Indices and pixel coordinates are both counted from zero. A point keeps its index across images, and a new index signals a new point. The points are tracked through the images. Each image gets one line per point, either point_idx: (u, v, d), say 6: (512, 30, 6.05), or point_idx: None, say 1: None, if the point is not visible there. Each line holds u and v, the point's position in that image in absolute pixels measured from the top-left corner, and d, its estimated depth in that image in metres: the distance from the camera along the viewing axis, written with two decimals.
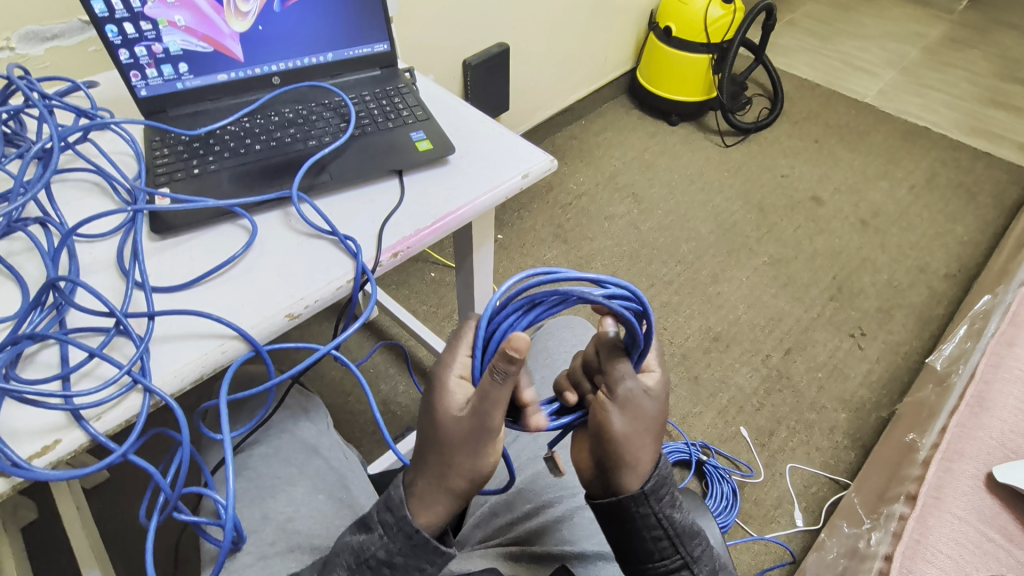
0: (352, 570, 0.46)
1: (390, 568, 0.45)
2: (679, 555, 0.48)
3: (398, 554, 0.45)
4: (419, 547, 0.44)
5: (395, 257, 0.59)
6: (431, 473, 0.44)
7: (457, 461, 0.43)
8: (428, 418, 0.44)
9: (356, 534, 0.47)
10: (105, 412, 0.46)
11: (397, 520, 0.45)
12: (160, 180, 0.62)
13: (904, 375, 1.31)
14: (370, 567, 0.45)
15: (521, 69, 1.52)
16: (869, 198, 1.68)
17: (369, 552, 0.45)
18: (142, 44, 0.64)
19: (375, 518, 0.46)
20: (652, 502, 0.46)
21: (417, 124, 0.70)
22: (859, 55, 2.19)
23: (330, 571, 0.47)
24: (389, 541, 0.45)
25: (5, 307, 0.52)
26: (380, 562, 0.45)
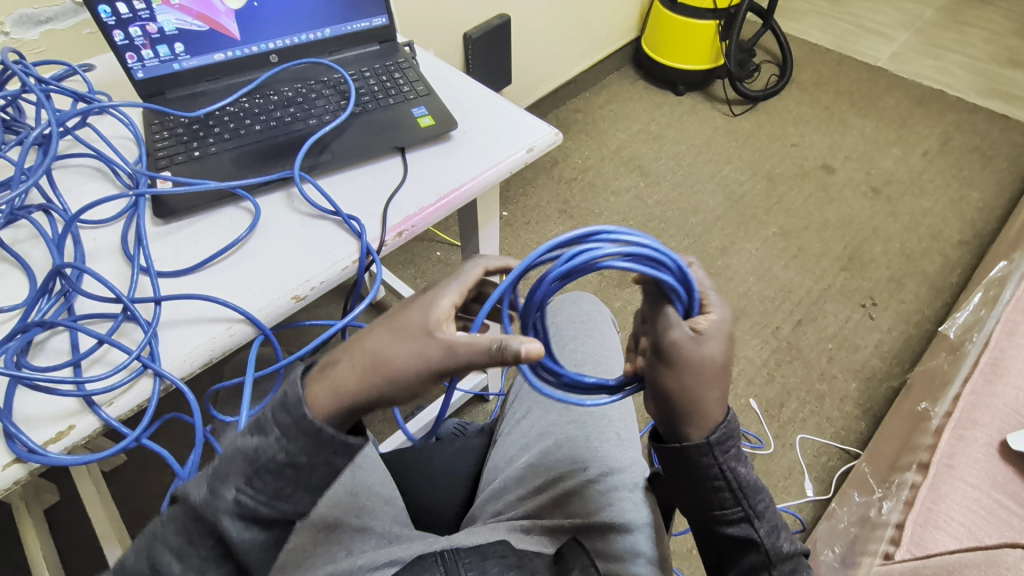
0: (248, 477, 0.41)
1: (296, 469, 0.41)
2: (740, 507, 0.49)
3: (303, 454, 0.41)
4: (326, 445, 0.41)
5: (400, 236, 0.58)
6: (361, 362, 0.40)
7: (388, 368, 0.40)
8: (391, 321, 0.41)
9: (244, 439, 0.41)
10: (117, 397, 0.46)
11: (297, 419, 0.40)
12: (161, 163, 0.61)
13: (916, 345, 1.30)
14: (268, 472, 0.41)
15: (523, 41, 1.48)
16: (881, 165, 1.65)
17: (268, 457, 0.41)
18: (137, 24, 0.63)
19: (269, 420, 0.41)
20: (717, 452, 0.47)
21: (418, 100, 0.68)
22: (871, 17, 2.12)
23: (214, 481, 0.41)
24: (288, 442, 0.41)
25: (14, 295, 0.52)
26: (282, 465, 0.41)
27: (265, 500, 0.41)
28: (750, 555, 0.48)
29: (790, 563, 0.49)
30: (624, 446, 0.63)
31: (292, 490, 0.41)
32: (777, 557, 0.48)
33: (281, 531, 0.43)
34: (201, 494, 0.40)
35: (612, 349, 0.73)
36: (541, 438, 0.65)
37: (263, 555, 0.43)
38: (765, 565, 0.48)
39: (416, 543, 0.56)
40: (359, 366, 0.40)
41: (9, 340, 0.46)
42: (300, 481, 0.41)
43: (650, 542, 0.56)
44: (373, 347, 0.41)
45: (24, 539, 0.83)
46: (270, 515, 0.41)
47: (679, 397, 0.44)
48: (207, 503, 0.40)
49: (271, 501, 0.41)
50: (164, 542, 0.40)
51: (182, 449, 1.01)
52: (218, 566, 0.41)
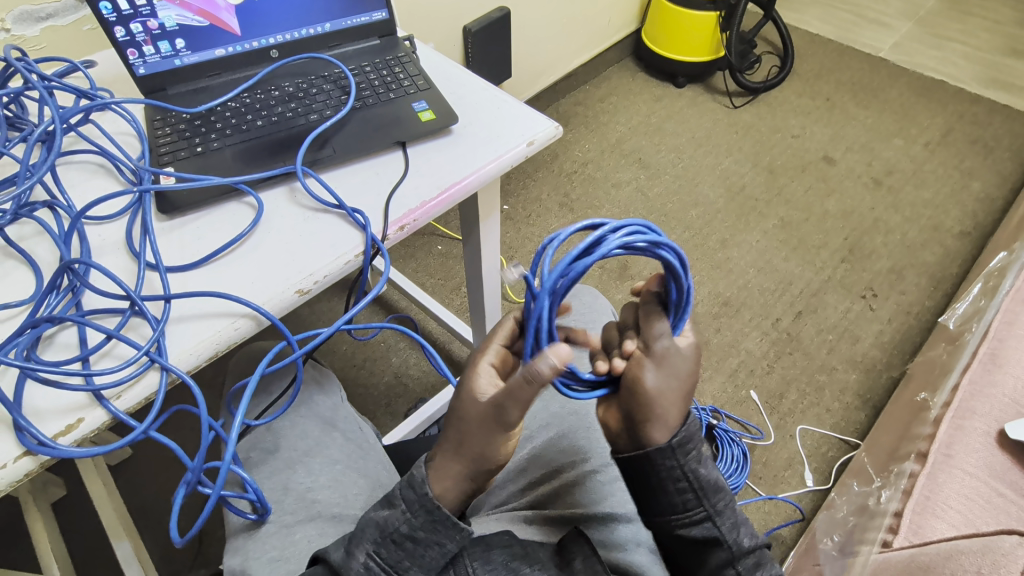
0: (376, 544, 0.45)
1: (413, 543, 0.44)
2: (703, 507, 0.49)
3: (422, 529, 0.44)
4: (440, 523, 0.44)
5: (403, 230, 0.59)
6: (449, 448, 0.45)
7: (476, 444, 0.43)
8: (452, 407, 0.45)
9: (377, 511, 0.46)
10: (125, 390, 0.47)
11: (420, 496, 0.45)
12: (164, 159, 0.62)
13: (916, 335, 1.31)
14: (392, 542, 0.45)
15: (522, 34, 1.48)
16: (882, 156, 1.64)
17: (394, 527, 0.45)
18: (138, 20, 0.63)
19: (397, 495, 0.46)
20: (678, 454, 0.47)
21: (418, 94, 0.69)
22: (873, 6, 2.11)
23: (351, 544, 0.46)
24: (411, 515, 0.45)
25: (20, 291, 0.52)
26: (405, 537, 0.44)
27: (385, 569, 0.44)
28: (715, 554, 0.49)
29: (754, 558, 0.50)
30: None
31: (409, 564, 0.45)
32: (739, 553, 0.49)
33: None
34: (339, 555, 0.46)
35: None
36: (544, 429, 0.65)
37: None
38: (730, 562, 0.49)
39: None
40: (455, 452, 0.44)
41: (19, 335, 0.47)
42: (416, 557, 0.44)
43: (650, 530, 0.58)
44: (457, 435, 0.44)
45: (33, 531, 0.84)
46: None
47: (655, 399, 0.45)
48: (342, 564, 0.45)
49: (389, 573, 0.44)
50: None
51: (187, 444, 1.02)
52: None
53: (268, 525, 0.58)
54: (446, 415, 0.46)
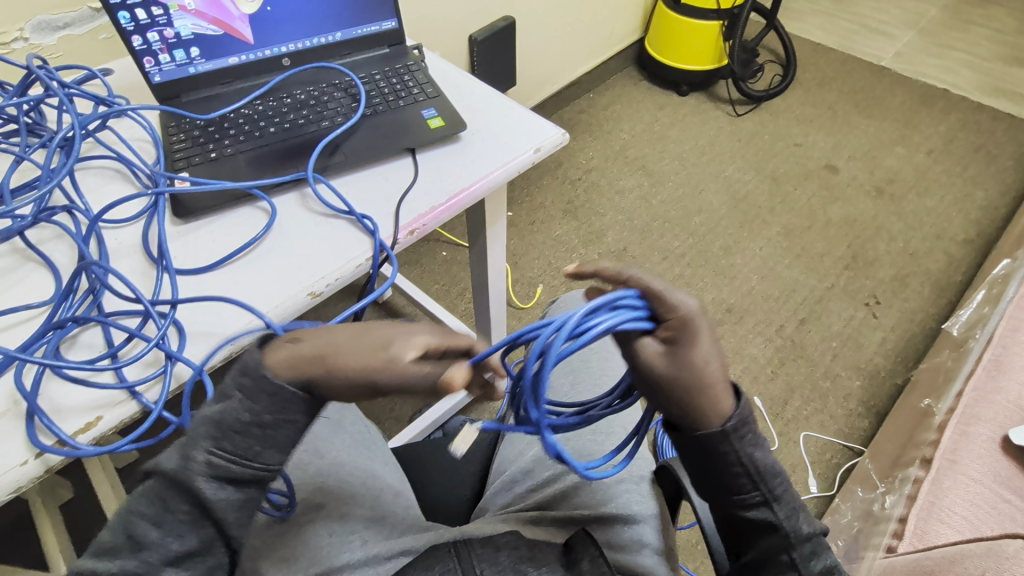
0: (217, 439, 0.43)
1: (261, 427, 0.43)
2: (758, 490, 0.47)
3: (268, 414, 0.43)
4: (288, 402, 0.43)
5: (412, 235, 0.60)
6: (328, 348, 0.42)
7: (351, 363, 0.41)
8: (370, 327, 0.42)
9: (207, 407, 0.43)
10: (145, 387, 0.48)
11: (258, 380, 0.42)
12: (178, 164, 0.63)
13: (919, 343, 1.31)
14: (236, 433, 0.43)
15: (528, 43, 1.50)
16: (885, 165, 1.65)
17: (234, 417, 0.43)
18: (155, 30, 0.65)
19: (231, 384, 0.43)
20: (736, 439, 0.44)
21: (428, 102, 0.70)
22: (875, 16, 2.13)
23: (186, 447, 0.43)
24: (250, 402, 0.42)
25: (40, 293, 0.53)
26: (249, 424, 0.43)
27: (236, 459, 0.43)
28: (767, 538, 0.47)
29: (812, 545, 0.47)
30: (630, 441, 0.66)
31: (261, 449, 0.44)
32: (798, 539, 0.47)
33: (258, 488, 0.45)
34: (175, 461, 0.42)
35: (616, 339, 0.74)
36: None
37: (241, 513, 0.44)
38: (785, 548, 0.46)
39: (430, 533, 0.57)
40: (328, 351, 0.42)
41: (43, 335, 0.48)
42: (268, 440, 0.43)
43: (657, 533, 0.58)
44: (349, 344, 0.41)
45: (42, 533, 0.85)
46: (241, 475, 0.44)
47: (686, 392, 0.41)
48: (180, 469, 0.42)
49: (241, 461, 0.43)
50: (140, 511, 0.42)
51: None
52: (195, 526, 0.43)
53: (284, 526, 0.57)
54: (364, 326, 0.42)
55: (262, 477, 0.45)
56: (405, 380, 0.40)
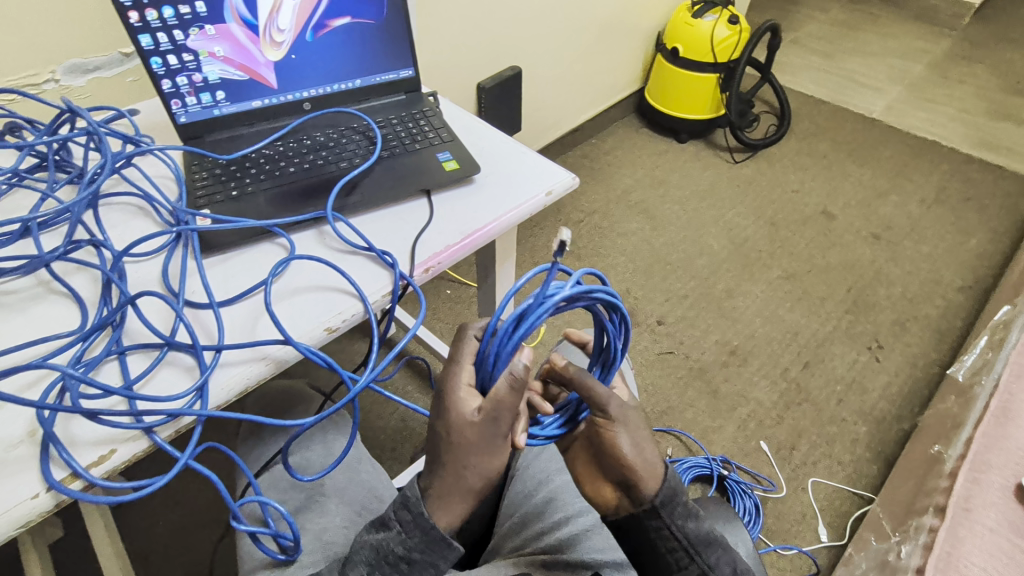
0: (372, 566, 0.48)
1: (409, 564, 0.48)
2: (696, 564, 0.49)
3: (417, 550, 0.48)
4: (434, 542, 0.48)
5: (427, 272, 0.61)
6: (450, 473, 0.47)
7: (473, 462, 0.46)
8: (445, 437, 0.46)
9: (373, 533, 0.50)
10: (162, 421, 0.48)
11: (415, 516, 0.48)
12: (200, 202, 0.64)
13: (924, 388, 1.31)
14: (388, 563, 0.48)
15: (533, 92, 1.56)
16: (881, 211, 1.69)
17: (389, 549, 0.48)
18: (184, 74, 0.68)
19: (391, 516, 0.49)
20: (665, 514, 0.49)
21: (443, 145, 0.73)
22: (864, 71, 2.23)
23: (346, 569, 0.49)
24: (405, 536, 0.48)
25: (58, 325, 0.54)
26: (400, 558, 0.48)
27: None
28: None
29: None
30: None
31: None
32: None
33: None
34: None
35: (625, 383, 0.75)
36: (561, 472, 0.65)
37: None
38: None
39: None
40: (451, 478, 0.47)
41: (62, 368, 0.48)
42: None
43: None
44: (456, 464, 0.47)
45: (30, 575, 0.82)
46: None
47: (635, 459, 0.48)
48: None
49: None
50: None
51: None
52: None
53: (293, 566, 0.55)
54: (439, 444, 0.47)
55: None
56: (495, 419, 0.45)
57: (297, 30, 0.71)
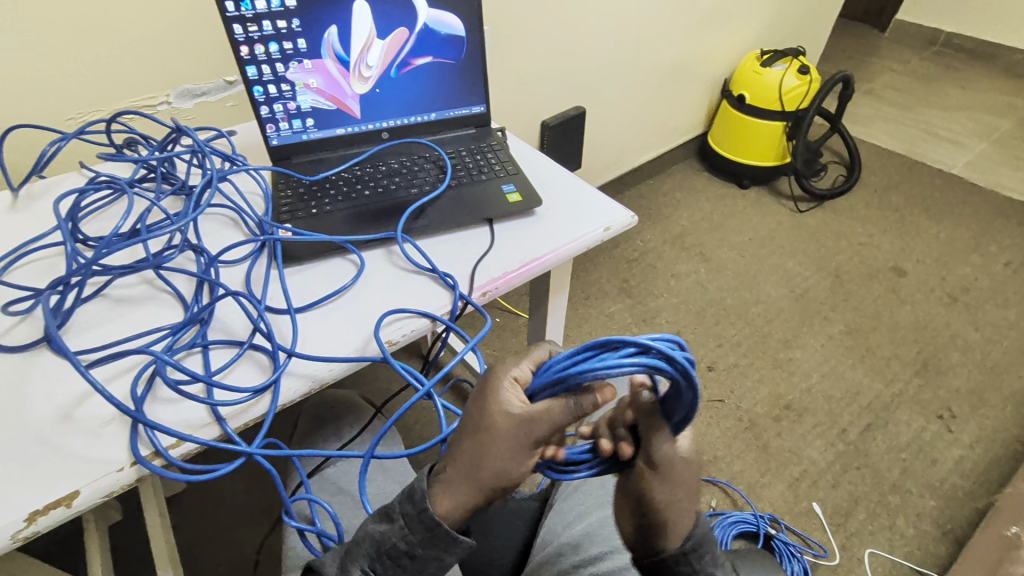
0: (374, 558, 0.47)
1: (411, 558, 0.46)
2: None
3: (420, 546, 0.45)
4: (437, 539, 0.45)
5: (484, 296, 0.64)
6: (458, 465, 0.43)
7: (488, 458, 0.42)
8: (475, 417, 0.43)
9: (374, 522, 0.48)
10: (236, 412, 0.52)
11: (419, 513, 0.45)
12: (283, 217, 0.70)
13: (1002, 466, 1.21)
14: (389, 557, 0.46)
15: (596, 131, 1.60)
16: (958, 272, 1.60)
17: (391, 543, 0.46)
18: (280, 102, 0.75)
19: (395, 509, 0.46)
20: (693, 562, 0.45)
21: (508, 178, 0.76)
22: (944, 126, 2.14)
23: (347, 557, 0.48)
24: (408, 532, 0.45)
25: (153, 319, 0.59)
26: (401, 553, 0.46)
27: None
28: None
29: None
30: None
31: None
32: None
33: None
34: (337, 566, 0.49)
35: None
36: (603, 508, 0.65)
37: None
38: None
39: None
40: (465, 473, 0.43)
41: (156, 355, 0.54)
42: (414, 570, 0.46)
43: None
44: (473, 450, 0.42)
45: (90, 552, 0.88)
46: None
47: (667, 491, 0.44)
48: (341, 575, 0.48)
49: None
50: None
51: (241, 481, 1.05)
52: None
53: None
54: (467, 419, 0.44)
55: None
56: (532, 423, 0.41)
57: (383, 67, 0.77)
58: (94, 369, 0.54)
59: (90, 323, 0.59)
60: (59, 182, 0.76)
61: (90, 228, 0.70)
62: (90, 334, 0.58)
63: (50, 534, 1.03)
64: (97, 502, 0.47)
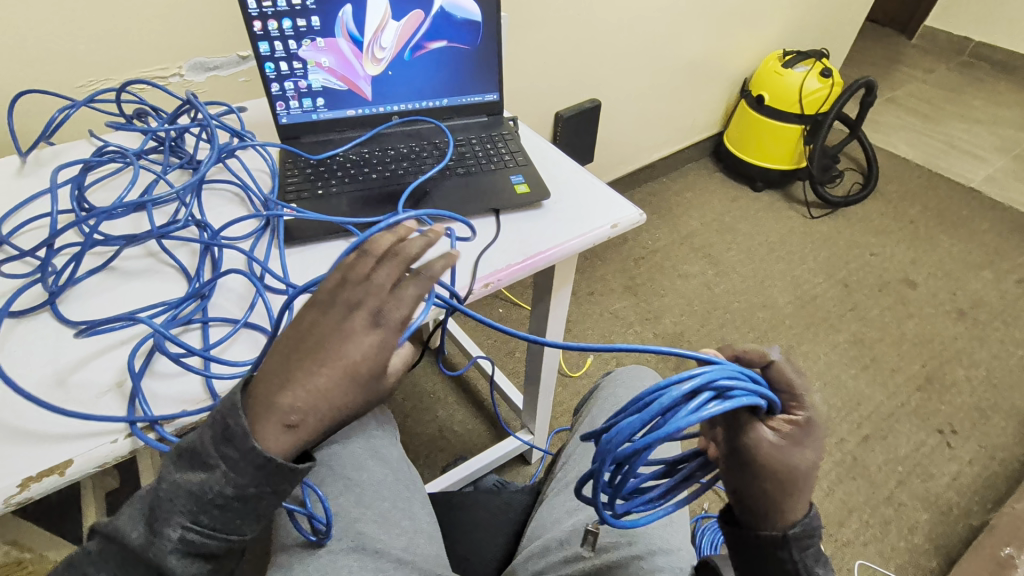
0: (194, 512, 0.40)
1: (242, 502, 0.39)
2: None
3: (252, 486, 0.39)
4: (274, 476, 0.39)
5: (486, 287, 0.63)
6: (310, 406, 0.37)
7: (344, 405, 0.38)
8: (335, 359, 0.37)
9: (186, 471, 0.40)
10: (233, 389, 0.52)
11: (244, 454, 0.38)
12: (289, 196, 0.70)
13: (1000, 484, 1.20)
14: (213, 507, 0.39)
15: (610, 126, 1.58)
16: (970, 287, 1.58)
17: (214, 492, 0.39)
18: (291, 80, 0.74)
19: (212, 453, 0.39)
20: (796, 550, 0.42)
21: (517, 169, 0.75)
22: (966, 138, 2.10)
23: (159, 517, 0.40)
24: (233, 475, 0.39)
25: (153, 291, 0.59)
26: (230, 499, 0.39)
27: (211, 533, 0.40)
28: None
29: None
30: (674, 529, 0.60)
31: (241, 522, 0.41)
32: None
33: (227, 555, 0.43)
34: (148, 530, 0.40)
35: None
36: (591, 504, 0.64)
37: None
38: None
39: None
40: (315, 413, 0.38)
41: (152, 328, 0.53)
42: (249, 511, 0.40)
43: None
44: (329, 392, 0.37)
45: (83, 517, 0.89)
46: (215, 547, 0.41)
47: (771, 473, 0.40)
48: (153, 542, 0.40)
49: (216, 534, 0.40)
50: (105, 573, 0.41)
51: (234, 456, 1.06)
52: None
53: (324, 549, 0.58)
54: (325, 364, 0.37)
55: (234, 545, 0.42)
56: (399, 381, 0.40)
57: (397, 49, 0.76)
58: (94, 339, 0.54)
59: (92, 292, 0.59)
60: (67, 149, 0.76)
61: (96, 198, 0.70)
62: (92, 304, 0.58)
63: (46, 497, 1.04)
64: (90, 471, 0.48)
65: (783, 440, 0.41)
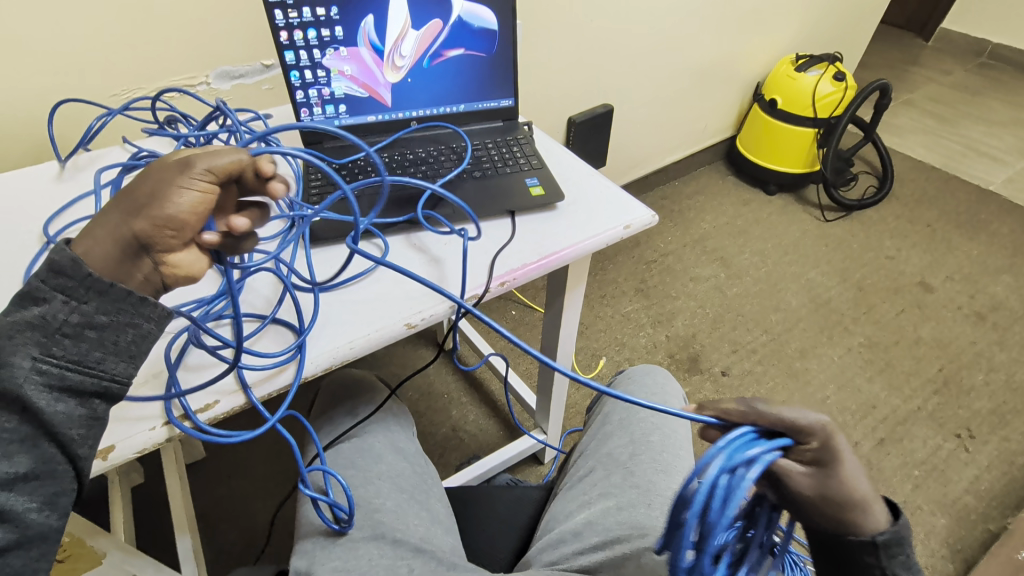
0: (43, 345, 0.41)
1: (95, 329, 0.42)
2: None
3: (102, 312, 0.42)
4: (124, 300, 0.43)
5: (502, 286, 0.65)
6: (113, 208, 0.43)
7: (139, 195, 0.43)
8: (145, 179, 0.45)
9: (16, 312, 0.40)
10: (264, 381, 0.54)
11: (84, 279, 0.41)
12: (313, 199, 0.72)
13: (1019, 489, 1.19)
14: (65, 336, 0.41)
15: (622, 130, 1.60)
16: (988, 290, 1.57)
17: (62, 319, 0.41)
18: (315, 87, 0.77)
19: (42, 288, 0.41)
20: (885, 557, 0.37)
21: (532, 172, 0.77)
22: (983, 140, 2.09)
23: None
24: (79, 301, 0.41)
25: (187, 288, 0.62)
26: (81, 326, 0.42)
27: (70, 366, 0.41)
28: None
29: None
30: None
31: (103, 354, 0.43)
32: None
33: (108, 405, 0.44)
34: None
35: (681, 425, 0.74)
36: (603, 498, 0.65)
37: (87, 431, 0.43)
38: None
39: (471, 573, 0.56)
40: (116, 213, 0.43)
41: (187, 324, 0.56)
42: (105, 342, 0.43)
43: None
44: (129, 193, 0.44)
45: (112, 510, 0.92)
46: (82, 383, 0.42)
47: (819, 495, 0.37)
48: None
49: (78, 367, 0.42)
50: None
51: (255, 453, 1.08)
52: (29, 448, 0.40)
53: (346, 537, 0.59)
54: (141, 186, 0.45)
55: (109, 389, 0.43)
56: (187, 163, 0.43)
57: (415, 57, 0.79)
58: None
59: None
60: (103, 155, 0.79)
61: None
62: None
63: None
64: (130, 458, 0.50)
65: (812, 470, 0.37)
